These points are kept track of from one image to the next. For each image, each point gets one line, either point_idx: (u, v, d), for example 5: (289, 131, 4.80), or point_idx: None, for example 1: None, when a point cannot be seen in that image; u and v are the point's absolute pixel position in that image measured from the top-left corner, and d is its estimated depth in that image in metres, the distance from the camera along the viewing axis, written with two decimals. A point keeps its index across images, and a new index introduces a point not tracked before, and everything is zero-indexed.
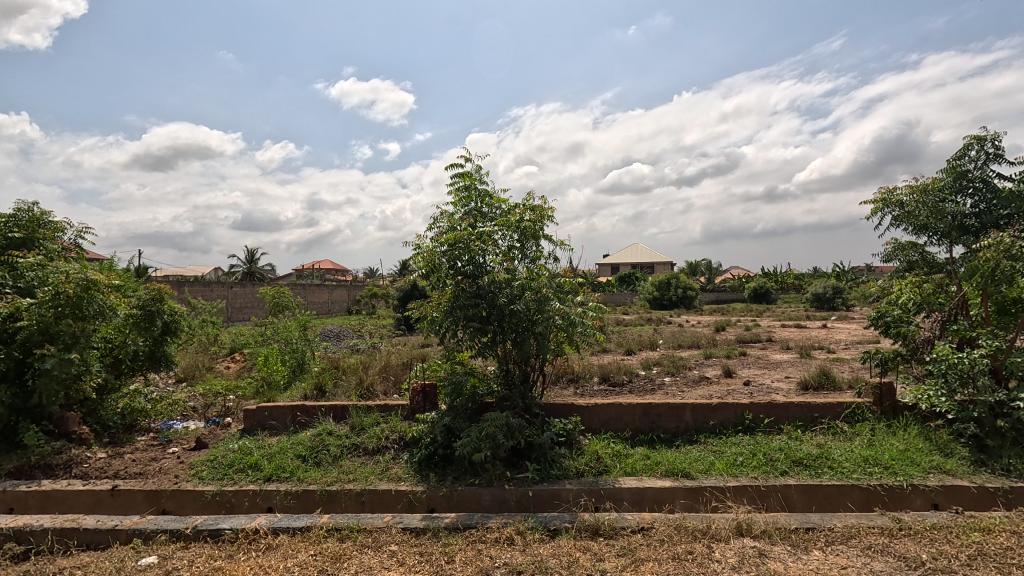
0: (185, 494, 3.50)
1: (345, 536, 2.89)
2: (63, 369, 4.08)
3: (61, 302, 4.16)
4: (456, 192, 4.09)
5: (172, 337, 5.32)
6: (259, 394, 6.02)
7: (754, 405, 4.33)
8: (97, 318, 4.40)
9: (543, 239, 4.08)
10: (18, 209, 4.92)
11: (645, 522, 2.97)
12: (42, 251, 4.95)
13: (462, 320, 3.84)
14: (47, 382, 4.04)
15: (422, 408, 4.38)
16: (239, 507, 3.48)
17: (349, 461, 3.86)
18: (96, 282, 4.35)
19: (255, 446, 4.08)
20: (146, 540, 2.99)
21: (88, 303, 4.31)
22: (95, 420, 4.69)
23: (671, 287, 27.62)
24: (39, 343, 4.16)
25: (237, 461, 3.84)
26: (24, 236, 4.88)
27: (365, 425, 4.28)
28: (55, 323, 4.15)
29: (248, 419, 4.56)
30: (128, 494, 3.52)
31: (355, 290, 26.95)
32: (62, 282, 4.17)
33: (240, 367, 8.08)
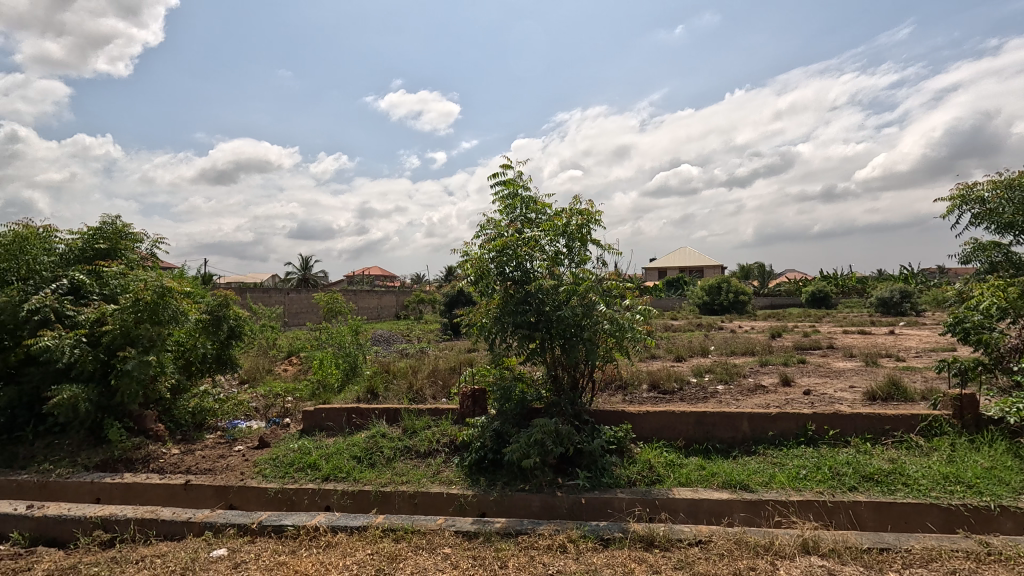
0: (251, 490, 3.68)
1: (400, 537, 2.95)
2: (142, 370, 4.41)
3: (141, 307, 4.49)
4: (503, 199, 4.12)
5: (237, 341, 5.66)
6: (315, 395, 6.26)
7: (817, 415, 4.11)
8: (171, 323, 4.71)
9: (590, 243, 4.05)
10: (103, 222, 5.35)
11: (702, 535, 2.86)
12: (124, 261, 5.38)
13: (511, 326, 3.85)
14: (127, 383, 4.38)
15: (472, 413, 4.41)
16: (300, 504, 3.62)
17: (402, 463, 3.95)
18: (171, 289, 4.66)
19: (314, 446, 4.25)
20: (217, 533, 3.16)
21: (163, 308, 4.62)
22: (170, 419, 5.04)
23: (722, 292, 26.68)
24: (122, 346, 4.52)
25: (297, 460, 4.01)
26: (108, 247, 5.33)
27: (416, 427, 4.37)
28: (135, 327, 4.49)
29: (306, 420, 4.76)
30: (200, 489, 3.74)
31: (403, 296, 27.68)
32: (142, 289, 4.50)
33: (296, 370, 8.43)
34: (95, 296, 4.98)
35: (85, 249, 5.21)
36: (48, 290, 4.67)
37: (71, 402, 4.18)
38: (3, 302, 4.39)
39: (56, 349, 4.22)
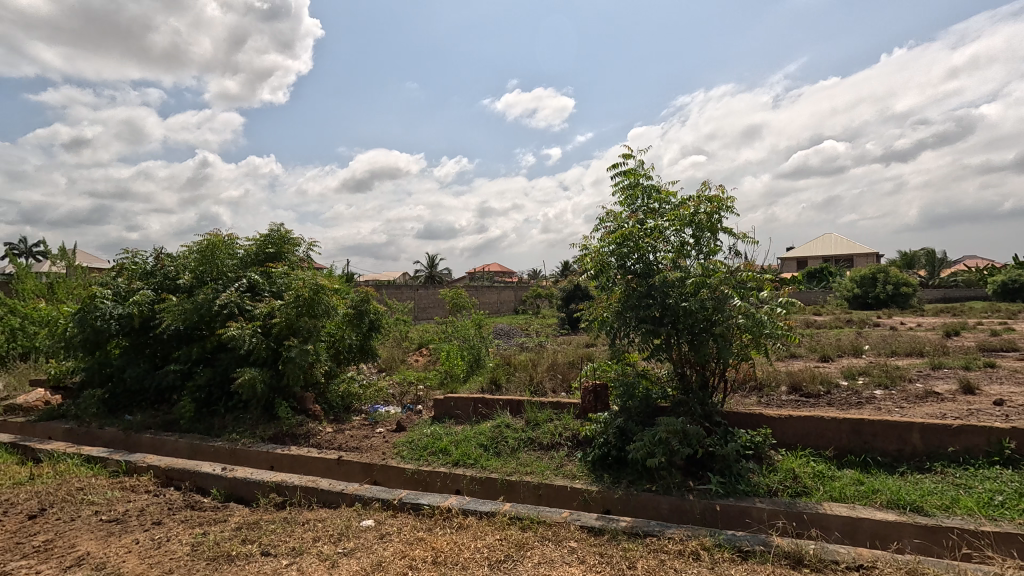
0: (392, 469, 4.04)
1: (527, 526, 3.02)
2: (303, 357, 5.09)
3: (301, 303, 5.16)
4: (623, 190, 4.01)
5: (376, 333, 6.25)
6: (443, 384, 6.68)
7: (1018, 431, 3.39)
8: (324, 316, 5.35)
9: (720, 232, 3.77)
10: (271, 229, 6.23)
11: (864, 559, 2.52)
12: (287, 263, 6.23)
13: (634, 321, 3.72)
14: (292, 368, 5.09)
15: (594, 408, 4.36)
16: (433, 486, 3.87)
17: (526, 454, 4.05)
18: (324, 286, 5.28)
19: (444, 433, 4.52)
20: (365, 505, 3.52)
21: (318, 304, 5.26)
22: (325, 400, 5.73)
23: (878, 284, 23.26)
24: (287, 336, 5.24)
25: (430, 445, 4.31)
26: (275, 251, 6.21)
27: (539, 420, 4.44)
28: (297, 320, 5.17)
29: (437, 408, 5.09)
30: (350, 465, 4.19)
31: (521, 291, 28.36)
32: (301, 287, 5.16)
33: (426, 360, 9.06)
34: (266, 293, 5.84)
35: (258, 253, 6.13)
36: (232, 289, 5.58)
37: (251, 382, 4.94)
38: (202, 298, 5.34)
39: (240, 338, 5.01)
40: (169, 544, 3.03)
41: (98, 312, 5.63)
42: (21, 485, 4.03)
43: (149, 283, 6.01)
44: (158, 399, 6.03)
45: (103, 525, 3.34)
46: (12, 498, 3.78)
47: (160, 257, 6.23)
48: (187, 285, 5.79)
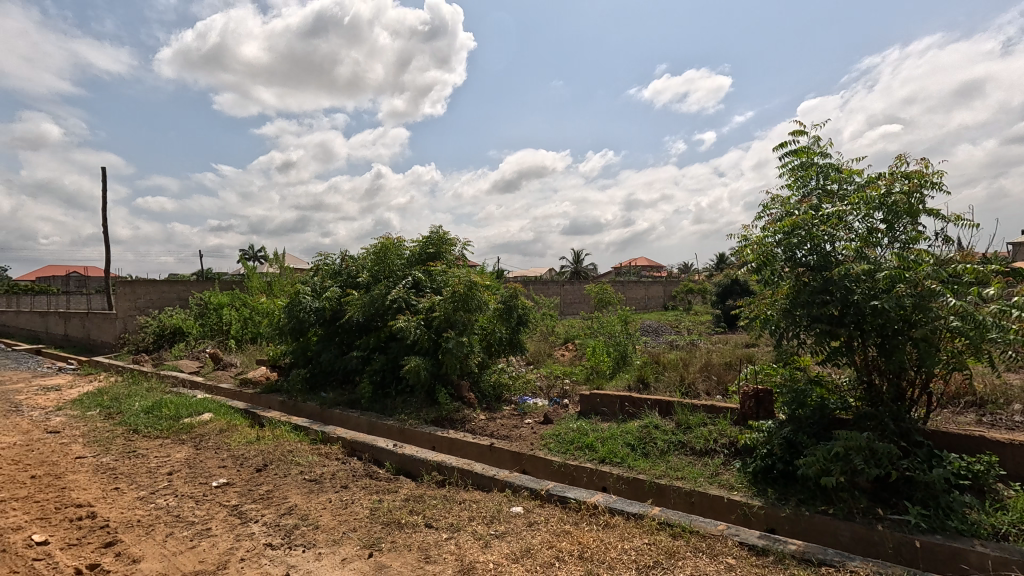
0: (539, 460, 4.15)
1: (678, 534, 2.88)
2: (459, 348, 5.53)
3: (457, 298, 5.60)
4: (792, 172, 3.61)
5: (524, 327, 6.52)
6: (589, 380, 6.69)
7: None
8: (477, 310, 5.73)
9: (923, 215, 3.17)
10: (431, 231, 6.85)
11: None
12: (445, 261, 6.81)
13: (806, 320, 3.26)
14: (450, 358, 5.55)
15: (756, 416, 3.95)
16: (579, 481, 3.89)
17: (677, 458, 3.85)
18: (476, 283, 5.66)
19: (591, 428, 4.52)
20: (515, 492, 3.68)
21: (472, 299, 5.65)
22: (478, 389, 6.15)
23: None
24: (446, 328, 5.72)
25: (577, 440, 4.34)
26: (435, 251, 6.82)
27: (691, 423, 4.19)
28: (454, 314, 5.62)
29: (584, 403, 5.11)
30: (501, 452, 4.42)
31: (671, 286, 26.98)
32: (457, 283, 5.60)
33: (572, 355, 9.13)
34: (428, 290, 6.46)
35: (421, 253, 6.80)
36: (400, 285, 6.27)
37: (416, 369, 5.50)
38: (377, 294, 6.11)
39: (407, 329, 5.62)
40: (353, 506, 3.53)
41: (301, 305, 6.78)
42: (251, 443, 5.04)
43: (337, 281, 7.06)
44: (345, 380, 7.05)
45: (306, 482, 4.02)
46: (245, 453, 4.75)
47: (345, 259, 7.28)
48: (366, 283, 6.67)
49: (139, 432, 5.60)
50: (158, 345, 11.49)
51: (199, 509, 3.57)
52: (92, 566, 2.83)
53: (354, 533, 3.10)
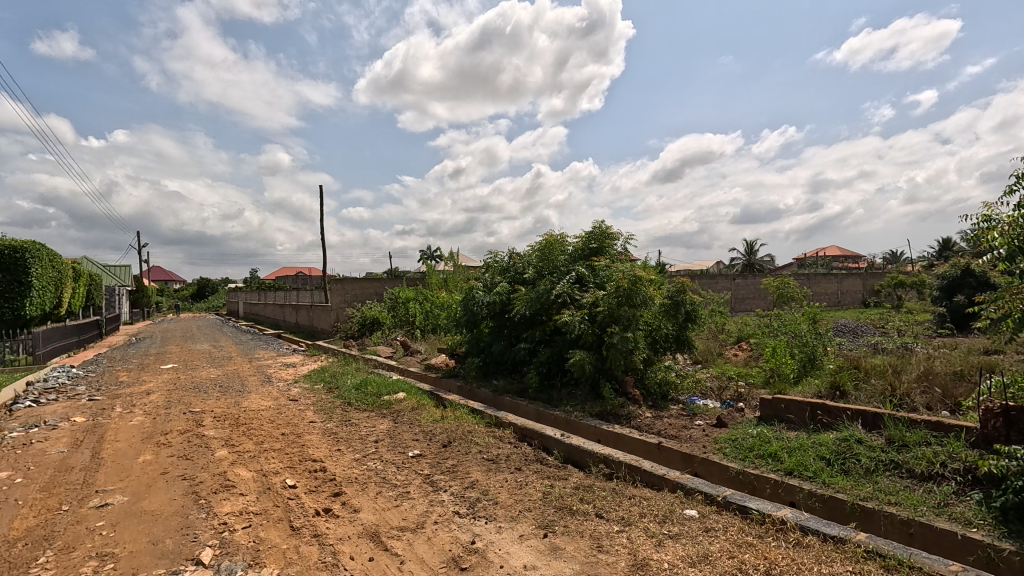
0: (713, 464, 3.90)
1: (892, 567, 2.47)
2: (624, 343, 5.48)
3: (621, 293, 5.54)
4: None
5: (693, 324, 6.22)
6: (769, 384, 6.08)
7: None
8: (642, 306, 5.60)
9: None
10: (593, 226, 6.87)
11: None
12: (608, 256, 6.78)
13: None
14: (615, 353, 5.53)
15: (1005, 439, 3.13)
16: (761, 492, 3.56)
17: (887, 480, 3.29)
18: (641, 278, 5.54)
19: (774, 436, 4.11)
20: (688, 494, 3.53)
21: (636, 294, 5.54)
22: (644, 386, 6.02)
23: None
24: (610, 323, 5.71)
25: (757, 447, 3.98)
26: (598, 246, 6.84)
27: (907, 441, 3.54)
28: (618, 309, 5.58)
29: (765, 408, 4.67)
30: (670, 452, 4.27)
31: (872, 279, 22.89)
32: (621, 278, 5.55)
33: (747, 356, 8.34)
34: (591, 285, 6.52)
35: (584, 248, 6.88)
36: (564, 280, 6.43)
37: (581, 363, 5.59)
38: (543, 289, 6.37)
39: (571, 323, 5.75)
40: (527, 488, 3.75)
41: (475, 299, 7.39)
42: (437, 421, 5.68)
43: (506, 276, 7.52)
44: (514, 369, 7.50)
45: (484, 461, 4.39)
46: (433, 430, 5.38)
47: (512, 256, 7.72)
48: (532, 278, 7.00)
49: (352, 405, 6.71)
50: (362, 333, 13.56)
51: (400, 474, 4.15)
52: (328, 510, 3.50)
53: (529, 514, 3.31)
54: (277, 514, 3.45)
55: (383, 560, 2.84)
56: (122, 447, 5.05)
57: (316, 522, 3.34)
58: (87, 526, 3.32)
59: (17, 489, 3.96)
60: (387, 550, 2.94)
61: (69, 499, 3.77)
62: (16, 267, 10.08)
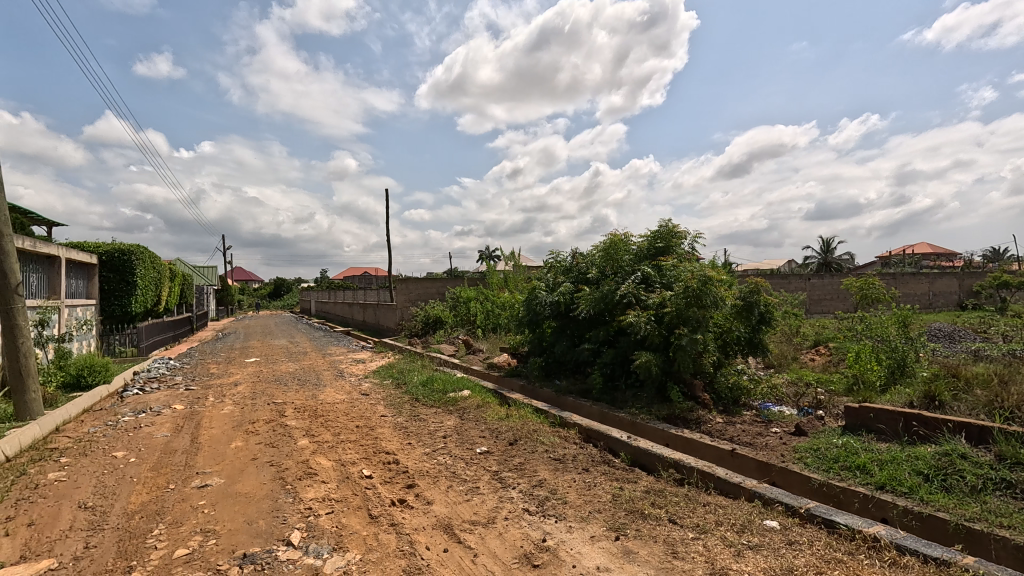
0: (793, 474, 3.71)
1: None
2: (693, 346, 5.31)
3: (690, 293, 5.37)
4: None
5: (767, 326, 5.93)
6: (852, 392, 5.69)
7: None
8: (713, 307, 5.40)
9: None
10: (660, 225, 6.70)
11: None
12: (675, 255, 6.59)
13: None
14: (683, 356, 5.38)
15: None
16: (849, 506, 3.35)
17: (998, 500, 3.00)
18: (712, 278, 5.35)
19: (862, 448, 3.84)
20: (766, 504, 3.38)
21: (706, 295, 5.35)
22: (713, 390, 5.81)
23: None
24: (678, 324, 5.55)
25: (843, 458, 3.74)
26: (664, 245, 6.67)
27: (1021, 459, 3.20)
28: (687, 310, 5.42)
29: (850, 417, 4.37)
30: (744, 459, 4.10)
31: (971, 279, 20.77)
32: (691, 278, 5.39)
33: (826, 361, 7.83)
34: (657, 285, 6.36)
35: (650, 247, 6.73)
36: (629, 281, 6.32)
37: (647, 365, 5.48)
38: (607, 289, 6.29)
39: (637, 324, 5.65)
40: (596, 489, 3.73)
41: (538, 299, 7.42)
42: (502, 419, 5.77)
43: (569, 277, 7.50)
44: (576, 370, 7.47)
45: (551, 460, 4.41)
46: (498, 427, 5.47)
47: (575, 256, 7.68)
48: (595, 278, 6.93)
49: (419, 400, 6.94)
50: (426, 331, 13.98)
51: (469, 469, 4.25)
52: (402, 500, 3.65)
53: (599, 515, 3.29)
54: (356, 502, 3.63)
55: (457, 552, 2.92)
56: (217, 433, 5.50)
57: (393, 511, 3.49)
58: (191, 504, 3.65)
59: (132, 468, 4.42)
60: (460, 543, 3.02)
61: (175, 478, 4.17)
62: (125, 268, 11.20)
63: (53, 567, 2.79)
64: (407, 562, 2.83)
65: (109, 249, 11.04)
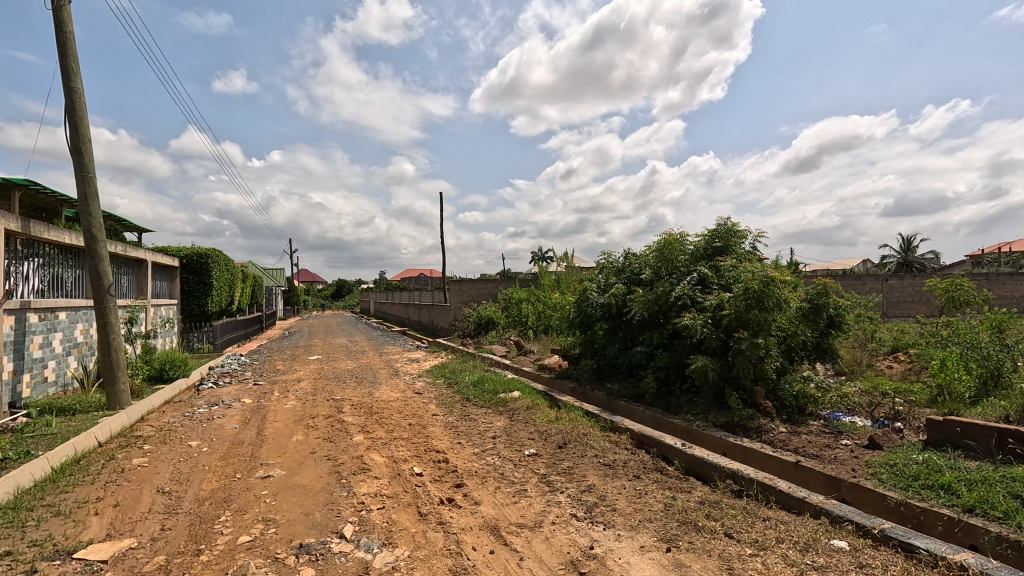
0: (866, 491, 3.42)
1: None
2: (754, 351, 5.04)
3: (750, 295, 5.11)
4: None
5: (837, 331, 5.53)
6: (936, 403, 5.21)
7: None
8: (776, 309, 5.10)
9: None
10: (718, 224, 6.43)
11: None
12: (734, 256, 6.31)
13: None
14: (742, 360, 5.12)
15: None
16: (930, 529, 3.05)
17: None
18: (774, 279, 5.06)
19: (947, 466, 3.49)
20: (834, 523, 3.14)
21: (768, 297, 5.06)
22: (776, 398, 5.50)
23: None
24: (738, 327, 5.29)
25: (924, 476, 3.41)
26: (723, 245, 6.39)
27: None
28: (747, 312, 5.15)
29: (933, 431, 4.00)
30: (810, 473, 3.83)
31: None
32: (751, 280, 5.12)
33: (906, 369, 7.20)
34: (715, 286, 6.09)
35: (707, 247, 6.47)
36: (685, 282, 6.10)
37: (703, 370, 5.25)
38: (661, 291, 6.09)
39: (692, 327, 5.43)
40: (647, 497, 3.61)
41: (590, 301, 7.32)
42: (552, 422, 5.72)
43: (621, 278, 7.34)
44: (629, 373, 7.30)
45: (601, 466, 4.31)
46: (548, 430, 5.42)
47: (628, 257, 7.52)
48: (649, 279, 6.74)
49: (470, 400, 7.02)
50: (478, 332, 14.14)
51: (518, 471, 4.24)
52: (450, 500, 3.68)
53: (650, 524, 3.18)
54: (406, 499, 3.70)
55: (503, 554, 2.91)
56: (280, 427, 5.80)
57: (441, 510, 3.54)
58: (255, 493, 3.87)
59: (204, 457, 4.73)
60: (507, 545, 3.01)
61: (242, 468, 4.43)
62: (202, 270, 12.08)
63: (133, 546, 3.03)
64: (454, 561, 2.84)
65: (189, 253, 11.93)
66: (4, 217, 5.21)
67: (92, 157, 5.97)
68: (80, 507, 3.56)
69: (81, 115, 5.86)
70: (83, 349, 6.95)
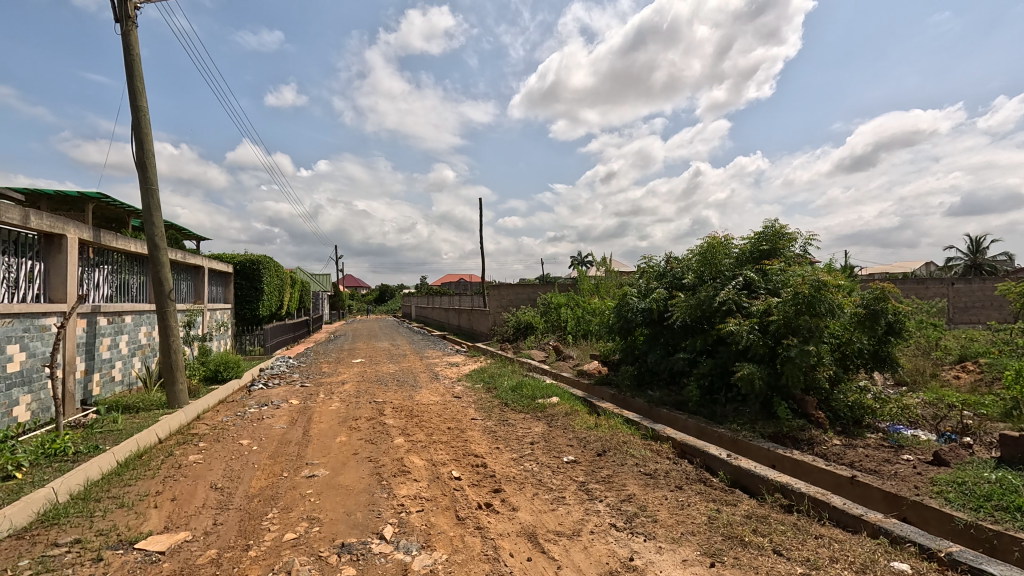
0: (930, 511, 3.19)
1: None
2: (804, 358, 4.81)
3: (800, 300, 4.88)
4: None
5: (896, 338, 5.21)
6: (1011, 417, 4.81)
7: None
8: (828, 315, 4.85)
9: None
10: (765, 226, 6.19)
11: None
12: (782, 259, 6.05)
13: None
14: (792, 368, 4.89)
15: None
16: (1005, 555, 2.81)
17: None
18: (826, 283, 4.83)
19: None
20: (895, 544, 2.94)
21: (820, 302, 4.82)
22: (829, 409, 5.24)
23: None
24: (787, 334, 5.06)
25: (997, 497, 3.15)
26: (770, 248, 6.14)
27: None
28: (796, 318, 4.92)
29: (1008, 447, 3.69)
30: (867, 489, 3.61)
31: None
32: (801, 284, 4.89)
33: (975, 379, 6.68)
34: (762, 291, 5.87)
35: (754, 251, 6.23)
36: (730, 286, 5.90)
37: (749, 377, 5.05)
38: (704, 296, 5.91)
39: (738, 333, 5.25)
40: (690, 509, 3.50)
41: (630, 306, 7.19)
42: (591, 429, 5.64)
43: (662, 282, 7.17)
44: (671, 380, 7.12)
45: (642, 475, 4.21)
46: (587, 437, 5.34)
47: (670, 260, 7.34)
48: (692, 284, 6.56)
49: (508, 405, 7.02)
50: (517, 336, 14.15)
51: (556, 478, 4.19)
52: (488, 505, 3.68)
53: (693, 537, 3.07)
54: (444, 503, 3.73)
55: (541, 562, 2.88)
56: (325, 428, 5.98)
57: (479, 515, 3.54)
58: (301, 492, 3.99)
59: (254, 455, 4.93)
60: (544, 553, 2.98)
61: (289, 467, 4.59)
62: (254, 276, 12.64)
63: (189, 539, 3.18)
64: (492, 567, 2.84)
65: (242, 259, 12.52)
66: (79, 227, 5.62)
67: (155, 170, 6.36)
68: (141, 500, 3.77)
69: (145, 131, 6.27)
70: (146, 350, 7.40)
